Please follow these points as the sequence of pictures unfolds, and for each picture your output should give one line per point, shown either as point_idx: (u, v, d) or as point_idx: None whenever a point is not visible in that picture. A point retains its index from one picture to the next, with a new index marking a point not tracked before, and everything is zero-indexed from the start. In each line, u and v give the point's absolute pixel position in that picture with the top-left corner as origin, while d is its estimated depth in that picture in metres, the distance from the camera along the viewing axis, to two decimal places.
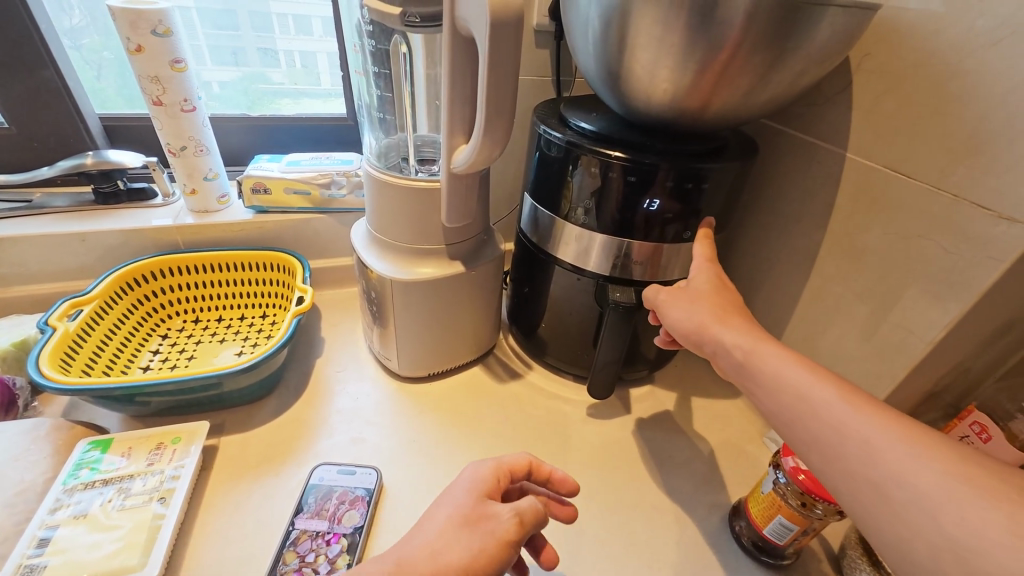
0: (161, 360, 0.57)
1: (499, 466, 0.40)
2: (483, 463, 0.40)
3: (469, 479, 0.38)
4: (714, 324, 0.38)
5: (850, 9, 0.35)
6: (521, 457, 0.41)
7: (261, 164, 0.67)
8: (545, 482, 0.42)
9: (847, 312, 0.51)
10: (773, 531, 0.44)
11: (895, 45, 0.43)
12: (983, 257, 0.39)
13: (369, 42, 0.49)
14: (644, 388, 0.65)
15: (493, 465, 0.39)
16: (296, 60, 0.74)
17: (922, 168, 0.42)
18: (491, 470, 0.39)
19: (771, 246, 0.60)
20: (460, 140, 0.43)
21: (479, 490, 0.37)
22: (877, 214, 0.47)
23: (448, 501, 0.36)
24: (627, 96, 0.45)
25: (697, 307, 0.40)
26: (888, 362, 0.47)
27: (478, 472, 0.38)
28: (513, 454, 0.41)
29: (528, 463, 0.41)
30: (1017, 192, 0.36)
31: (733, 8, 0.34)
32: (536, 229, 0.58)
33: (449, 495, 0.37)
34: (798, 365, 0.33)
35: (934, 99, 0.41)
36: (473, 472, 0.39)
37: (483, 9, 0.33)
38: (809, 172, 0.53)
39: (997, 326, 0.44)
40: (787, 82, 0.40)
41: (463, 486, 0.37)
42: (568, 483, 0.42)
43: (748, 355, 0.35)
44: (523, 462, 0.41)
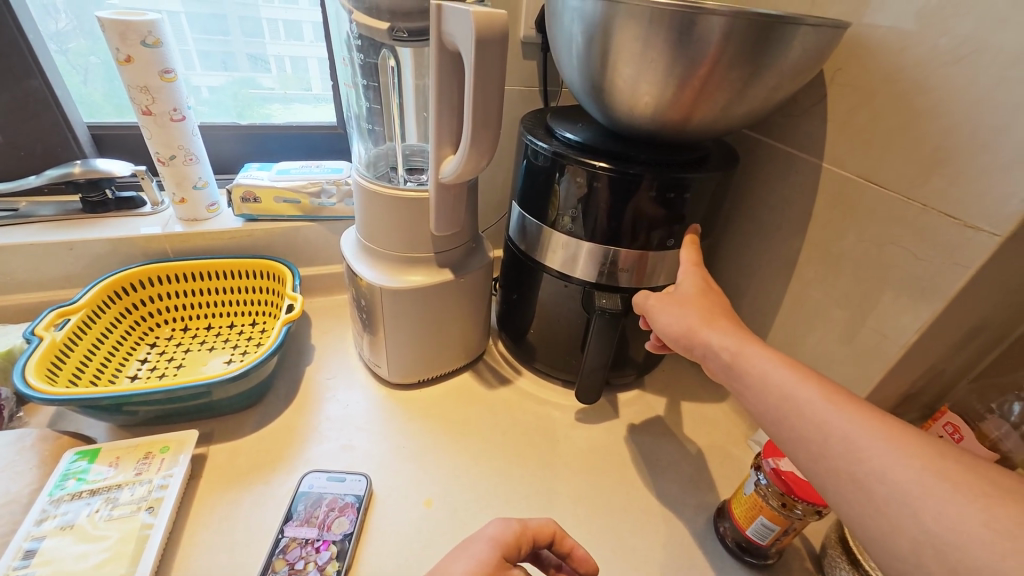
0: (149, 369, 0.57)
1: (526, 533, 0.37)
2: (509, 522, 0.37)
3: (490, 536, 0.35)
4: (701, 329, 0.39)
5: (821, 28, 0.37)
6: (548, 526, 0.38)
7: (251, 173, 0.68)
8: (565, 554, 0.40)
9: (826, 317, 0.53)
10: (756, 531, 0.45)
11: (866, 61, 0.45)
12: (951, 264, 0.40)
13: (358, 55, 0.49)
14: (632, 392, 0.67)
15: (518, 526, 0.37)
16: (286, 65, 0.74)
17: (893, 178, 0.44)
18: (518, 536, 0.36)
19: (753, 253, 0.61)
20: (448, 150, 0.44)
21: (503, 555, 0.35)
22: (852, 222, 0.48)
23: (468, 553, 0.34)
24: (611, 109, 0.47)
25: (686, 312, 0.41)
26: (865, 365, 0.49)
27: (504, 533, 0.36)
28: (540, 521, 0.38)
29: (552, 533, 0.39)
30: (981, 202, 0.38)
31: (711, 26, 0.36)
32: (523, 237, 0.59)
33: (470, 548, 0.34)
34: (774, 370, 0.34)
35: (903, 113, 0.43)
36: (498, 532, 0.36)
37: (469, 25, 0.34)
38: (787, 182, 0.55)
39: (967, 330, 0.46)
40: (764, 96, 0.42)
41: (485, 540, 0.35)
42: (588, 564, 0.40)
43: (735, 360, 0.36)
44: (547, 531, 0.38)
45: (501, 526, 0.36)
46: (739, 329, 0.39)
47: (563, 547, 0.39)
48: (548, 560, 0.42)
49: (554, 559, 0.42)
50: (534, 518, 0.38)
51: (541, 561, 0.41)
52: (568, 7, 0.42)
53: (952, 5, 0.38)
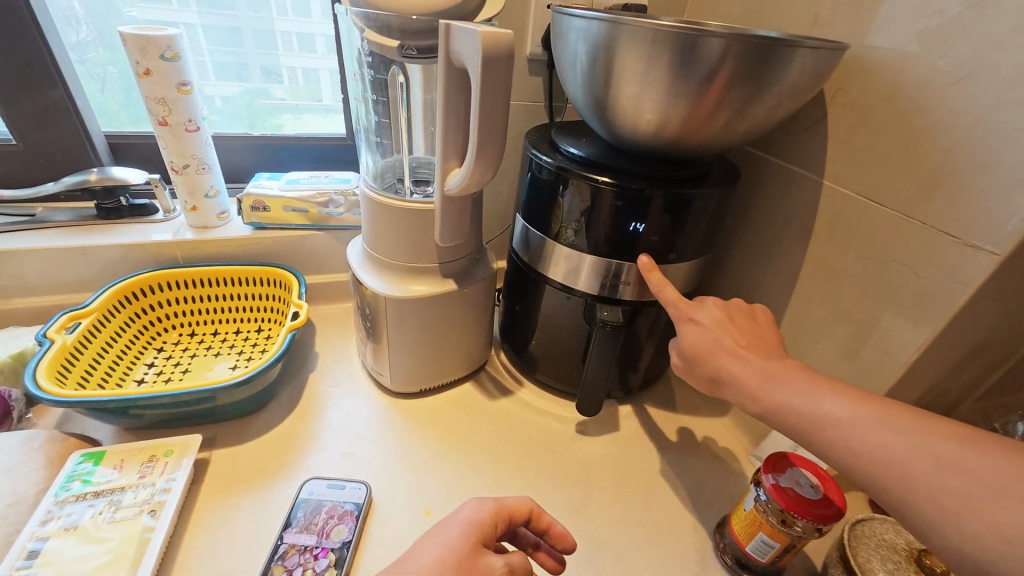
0: (156, 373, 0.58)
1: (498, 509, 0.38)
2: (484, 502, 0.38)
3: (461, 519, 0.37)
4: (711, 361, 0.40)
5: (819, 50, 0.38)
6: (519, 501, 0.40)
7: (261, 182, 0.69)
8: (543, 533, 0.41)
9: (828, 333, 0.53)
10: (755, 548, 0.45)
11: (865, 82, 0.46)
12: (951, 282, 0.41)
13: (369, 72, 0.51)
14: (632, 405, 0.66)
15: (494, 505, 0.38)
16: (298, 77, 0.76)
17: (894, 197, 0.45)
18: (485, 512, 0.38)
19: (755, 268, 0.61)
20: (454, 163, 0.45)
21: (478, 534, 0.36)
22: (852, 240, 0.49)
23: (441, 536, 0.35)
24: (613, 125, 0.48)
25: (693, 342, 0.42)
26: (867, 382, 0.49)
27: (478, 513, 0.37)
28: (516, 499, 0.40)
29: (529, 511, 0.40)
30: (982, 221, 0.38)
31: (711, 47, 0.37)
32: (527, 249, 0.60)
33: (443, 531, 0.36)
34: (836, 395, 0.33)
35: (903, 133, 0.43)
36: (473, 512, 0.37)
37: (476, 45, 0.36)
38: (789, 198, 0.55)
39: (971, 348, 0.46)
40: (764, 115, 0.42)
41: (460, 523, 0.36)
42: (566, 540, 0.41)
43: (745, 398, 0.37)
44: (524, 510, 0.40)
45: (471, 506, 0.38)
46: (734, 348, 0.39)
47: (540, 525, 0.41)
48: (526, 539, 0.43)
49: (532, 538, 0.43)
50: (506, 498, 0.40)
51: (519, 540, 0.43)
52: (573, 26, 0.44)
53: (949, 29, 0.40)
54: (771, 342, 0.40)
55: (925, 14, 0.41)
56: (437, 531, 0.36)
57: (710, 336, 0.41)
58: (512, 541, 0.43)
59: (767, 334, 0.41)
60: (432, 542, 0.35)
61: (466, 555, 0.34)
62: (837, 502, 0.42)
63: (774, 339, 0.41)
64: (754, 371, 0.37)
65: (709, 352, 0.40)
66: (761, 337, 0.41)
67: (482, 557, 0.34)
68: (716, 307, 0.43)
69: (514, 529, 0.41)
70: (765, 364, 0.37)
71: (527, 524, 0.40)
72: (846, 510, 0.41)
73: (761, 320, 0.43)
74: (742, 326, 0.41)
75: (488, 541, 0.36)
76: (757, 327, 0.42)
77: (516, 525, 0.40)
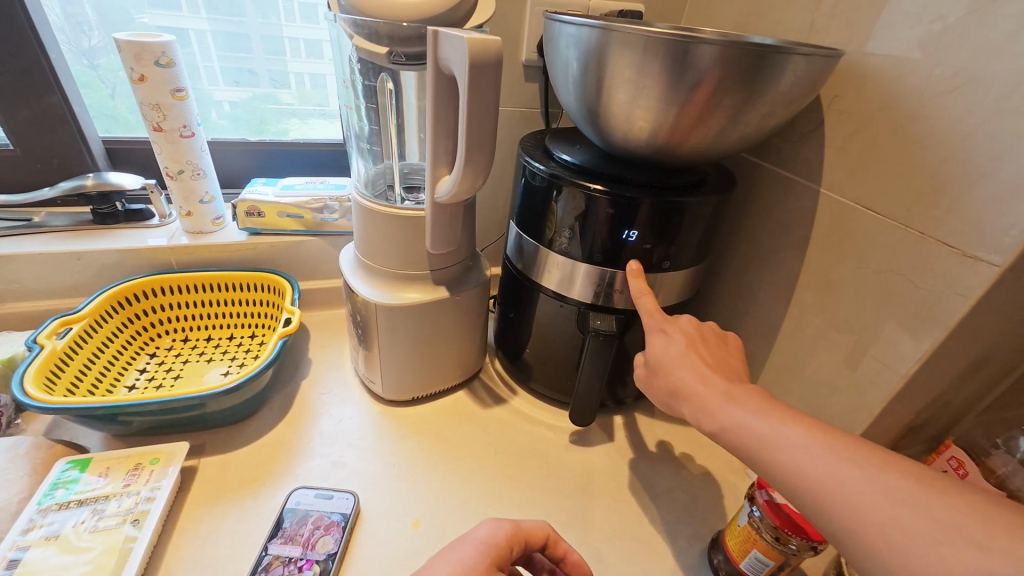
0: (147, 379, 0.58)
1: (518, 533, 0.38)
2: (501, 523, 0.38)
3: (483, 539, 0.36)
4: (673, 372, 0.40)
5: (813, 57, 0.37)
6: (543, 527, 0.39)
7: (256, 188, 0.69)
8: (559, 560, 0.41)
9: (825, 344, 0.52)
10: (750, 565, 0.44)
11: (862, 89, 0.46)
12: (951, 293, 0.40)
13: (359, 79, 0.51)
14: (628, 415, 0.66)
15: (517, 527, 0.38)
16: (306, 81, 0.77)
17: (891, 205, 0.44)
18: (510, 536, 0.37)
19: (752, 276, 0.60)
20: (444, 170, 0.44)
21: (494, 556, 0.35)
22: (850, 249, 0.48)
23: (456, 554, 0.35)
24: (606, 133, 0.47)
25: (659, 354, 0.42)
26: (865, 395, 0.48)
27: (495, 535, 0.37)
28: (534, 523, 0.39)
29: (546, 536, 0.40)
30: (981, 231, 0.37)
31: (703, 54, 0.36)
32: (520, 256, 0.59)
33: (459, 549, 0.35)
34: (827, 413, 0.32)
35: (901, 140, 0.43)
36: (489, 534, 0.36)
37: (463, 49, 0.35)
38: (785, 206, 0.55)
39: (972, 360, 0.44)
40: (757, 122, 0.42)
41: (477, 542, 0.36)
42: (582, 569, 0.41)
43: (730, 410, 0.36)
44: (541, 534, 0.39)
45: (490, 525, 0.37)
46: (699, 363, 0.39)
47: (557, 551, 0.40)
48: (541, 564, 0.42)
49: (548, 563, 0.42)
50: (528, 521, 0.39)
51: (535, 566, 0.42)
52: (564, 33, 0.43)
53: (946, 36, 0.39)
54: (736, 366, 0.40)
55: (922, 20, 0.40)
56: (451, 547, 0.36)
57: (677, 345, 0.41)
58: (528, 566, 0.42)
59: (734, 360, 0.41)
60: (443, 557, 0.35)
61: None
62: None
63: (740, 365, 0.41)
64: (713, 389, 0.37)
65: (671, 360, 0.40)
66: (728, 361, 0.40)
67: None
68: (689, 325, 0.43)
69: (531, 553, 0.41)
70: (726, 385, 0.37)
71: (544, 549, 0.40)
72: None
73: (731, 346, 0.43)
74: (710, 348, 0.41)
75: (503, 564, 0.36)
76: (725, 351, 0.42)
77: (532, 549, 0.39)
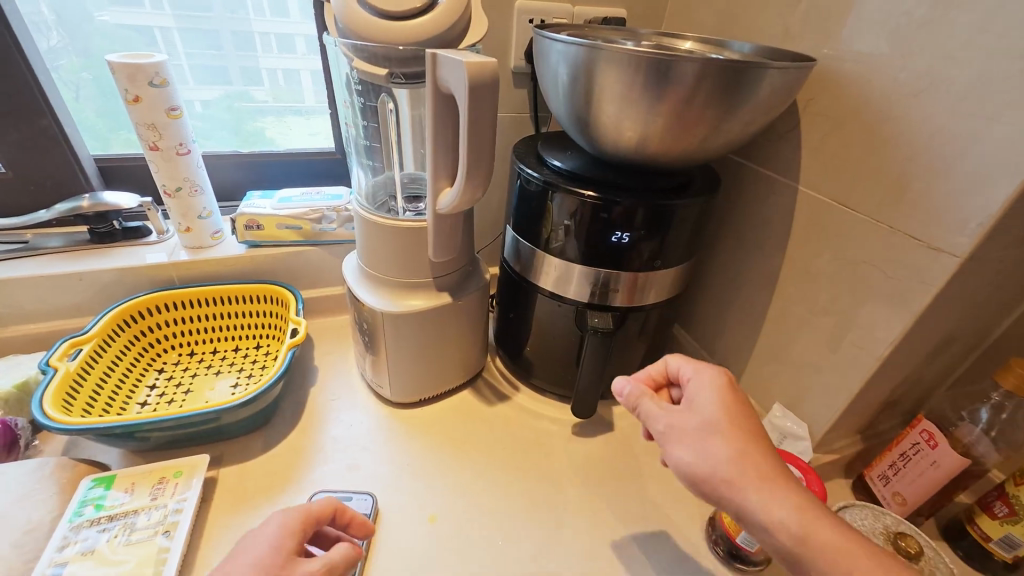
0: (158, 396, 0.59)
1: (278, 513, 0.39)
2: (293, 510, 0.39)
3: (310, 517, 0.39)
4: (745, 448, 0.35)
5: (787, 70, 0.40)
6: (303, 502, 0.40)
7: (253, 201, 0.69)
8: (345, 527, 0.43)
9: (807, 331, 0.55)
10: (745, 539, 0.48)
11: (834, 93, 0.49)
12: (919, 282, 0.43)
13: (359, 99, 0.53)
14: (626, 404, 0.69)
15: (293, 509, 0.40)
16: (279, 78, 0.76)
17: (863, 202, 0.47)
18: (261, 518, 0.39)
19: (738, 269, 0.64)
20: (444, 183, 0.46)
21: (291, 541, 0.37)
22: (827, 242, 0.51)
23: (253, 550, 0.36)
24: (596, 141, 0.49)
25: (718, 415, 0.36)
26: (845, 377, 0.51)
27: (287, 523, 0.38)
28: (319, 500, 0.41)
29: (331, 511, 0.42)
30: (943, 224, 0.41)
31: (686, 70, 0.39)
32: (518, 259, 0.62)
33: (257, 544, 0.36)
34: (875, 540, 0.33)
35: (870, 142, 0.46)
36: (280, 523, 0.38)
37: (462, 72, 0.37)
38: (767, 202, 0.58)
39: (940, 341, 0.48)
40: (738, 129, 0.45)
41: (272, 535, 0.37)
42: (367, 527, 0.44)
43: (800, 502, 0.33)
44: (327, 510, 0.41)
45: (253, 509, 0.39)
46: (765, 447, 0.35)
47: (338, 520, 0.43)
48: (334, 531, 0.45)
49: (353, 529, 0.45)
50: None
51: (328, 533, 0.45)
52: (554, 49, 0.45)
53: (908, 44, 0.42)
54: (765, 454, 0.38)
55: (887, 28, 0.43)
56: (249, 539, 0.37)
57: (746, 418, 0.37)
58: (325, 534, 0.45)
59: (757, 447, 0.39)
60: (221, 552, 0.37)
61: (276, 567, 0.35)
62: None
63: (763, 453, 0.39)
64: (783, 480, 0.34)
65: (738, 433, 0.35)
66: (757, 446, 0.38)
67: (294, 562, 0.36)
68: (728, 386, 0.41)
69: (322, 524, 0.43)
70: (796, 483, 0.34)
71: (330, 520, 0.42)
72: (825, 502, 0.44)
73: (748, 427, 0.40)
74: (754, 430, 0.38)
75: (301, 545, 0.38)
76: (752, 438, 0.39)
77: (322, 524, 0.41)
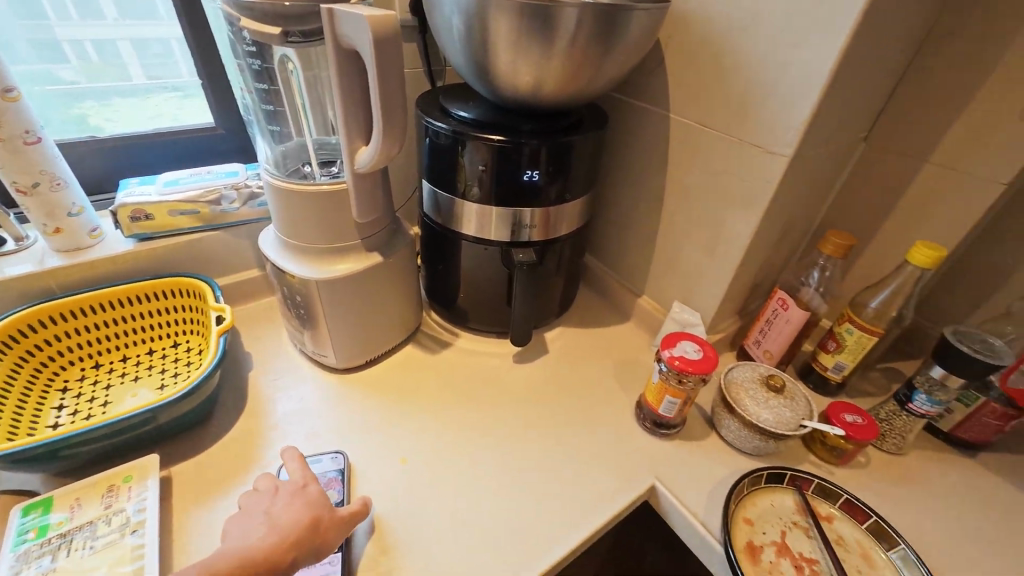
0: (72, 414, 0.54)
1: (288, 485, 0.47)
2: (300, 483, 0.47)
3: (308, 475, 0.48)
4: None
5: (650, 11, 0.46)
6: (301, 470, 0.49)
7: (132, 190, 0.63)
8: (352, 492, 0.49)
9: (691, 237, 0.66)
10: (665, 407, 0.57)
11: (687, 30, 0.57)
12: (764, 182, 0.55)
13: (252, 62, 0.50)
14: (556, 330, 0.77)
15: (301, 481, 0.48)
16: (88, 50, 0.67)
17: (718, 122, 0.57)
18: (273, 490, 0.47)
19: (631, 195, 0.73)
20: (360, 142, 0.47)
21: (301, 504, 0.45)
22: (697, 160, 0.61)
23: (266, 519, 0.44)
24: (497, 88, 0.53)
25: None
26: (722, 269, 0.64)
27: (297, 494, 0.46)
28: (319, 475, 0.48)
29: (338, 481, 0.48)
30: (774, 133, 0.52)
31: (568, 16, 0.44)
32: (438, 211, 0.64)
33: (271, 513, 0.44)
34: None
35: (718, 71, 0.55)
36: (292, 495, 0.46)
37: (365, 28, 0.38)
38: (647, 132, 0.67)
39: (783, 227, 0.62)
40: (617, 67, 0.51)
41: (287, 505, 0.45)
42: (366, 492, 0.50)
43: None
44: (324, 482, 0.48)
45: (269, 475, 0.48)
46: None
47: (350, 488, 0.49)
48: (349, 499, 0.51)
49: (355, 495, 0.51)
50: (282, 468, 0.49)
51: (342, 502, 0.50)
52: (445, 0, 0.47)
53: None
54: None
55: None
56: (270, 499, 0.46)
57: None
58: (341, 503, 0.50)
59: None
60: (255, 512, 0.45)
61: (286, 527, 0.43)
62: (713, 357, 0.54)
63: None
64: None
65: None
66: None
67: (305, 519, 0.44)
68: None
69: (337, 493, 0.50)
70: None
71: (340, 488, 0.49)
72: (718, 361, 0.54)
73: None
74: None
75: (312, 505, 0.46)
76: None
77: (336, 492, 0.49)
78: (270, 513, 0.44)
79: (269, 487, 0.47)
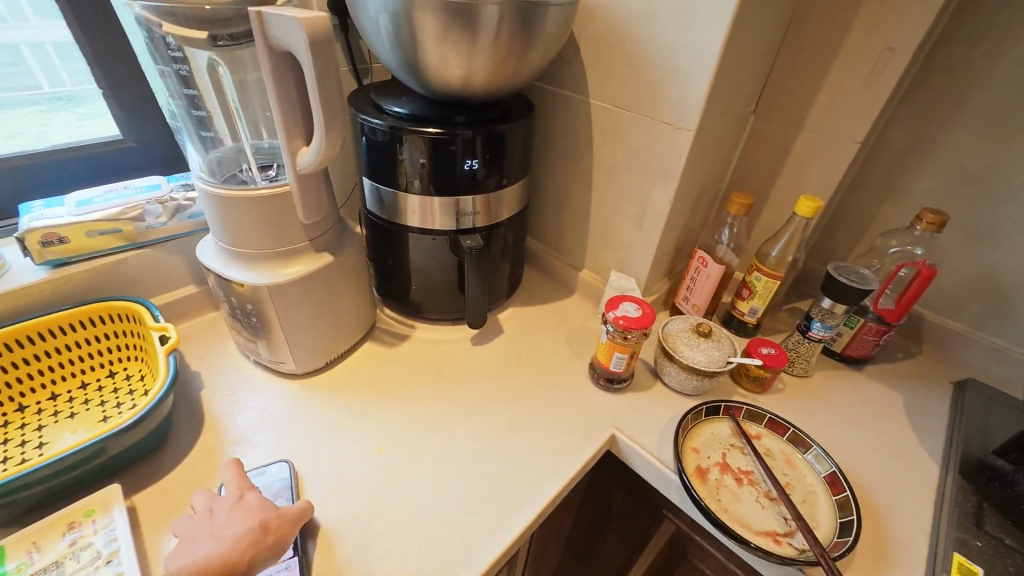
0: (1, 462, 0.49)
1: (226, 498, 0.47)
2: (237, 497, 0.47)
3: (245, 486, 0.48)
4: None
5: (563, 6, 0.51)
6: (238, 480, 0.49)
7: (38, 213, 0.58)
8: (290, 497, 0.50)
9: (620, 210, 0.73)
10: (614, 364, 0.64)
11: (596, 22, 0.63)
12: (676, 155, 0.62)
13: (178, 66, 0.49)
14: (508, 310, 0.81)
15: (239, 491, 0.48)
16: None
17: (633, 105, 0.64)
18: (209, 509, 0.46)
19: (563, 177, 0.79)
20: (300, 142, 0.48)
21: (245, 516, 0.45)
22: (618, 140, 0.68)
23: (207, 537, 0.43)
24: (429, 83, 0.55)
25: None
26: (649, 236, 0.71)
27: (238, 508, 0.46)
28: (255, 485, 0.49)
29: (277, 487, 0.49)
30: (679, 111, 0.59)
31: (490, 12, 0.47)
32: (382, 207, 0.66)
33: (211, 533, 0.44)
34: None
35: (627, 58, 0.62)
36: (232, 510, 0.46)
37: (298, 30, 0.39)
38: (571, 118, 0.72)
39: (696, 194, 0.70)
40: (539, 58, 0.55)
41: (229, 520, 0.45)
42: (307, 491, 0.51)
43: None
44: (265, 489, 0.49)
45: (206, 493, 0.48)
46: None
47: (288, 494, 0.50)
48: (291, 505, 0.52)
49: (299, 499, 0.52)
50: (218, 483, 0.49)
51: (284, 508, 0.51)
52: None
53: None
54: None
55: None
56: (210, 518, 0.45)
57: None
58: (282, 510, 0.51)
59: None
60: (197, 533, 0.44)
61: (232, 539, 0.43)
62: (650, 313, 0.61)
63: None
64: None
65: None
66: None
67: (252, 526, 0.44)
68: None
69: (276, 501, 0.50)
70: None
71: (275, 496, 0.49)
72: (655, 316, 0.61)
73: None
74: None
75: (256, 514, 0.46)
76: None
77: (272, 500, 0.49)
78: (212, 529, 0.44)
79: (207, 505, 0.47)
